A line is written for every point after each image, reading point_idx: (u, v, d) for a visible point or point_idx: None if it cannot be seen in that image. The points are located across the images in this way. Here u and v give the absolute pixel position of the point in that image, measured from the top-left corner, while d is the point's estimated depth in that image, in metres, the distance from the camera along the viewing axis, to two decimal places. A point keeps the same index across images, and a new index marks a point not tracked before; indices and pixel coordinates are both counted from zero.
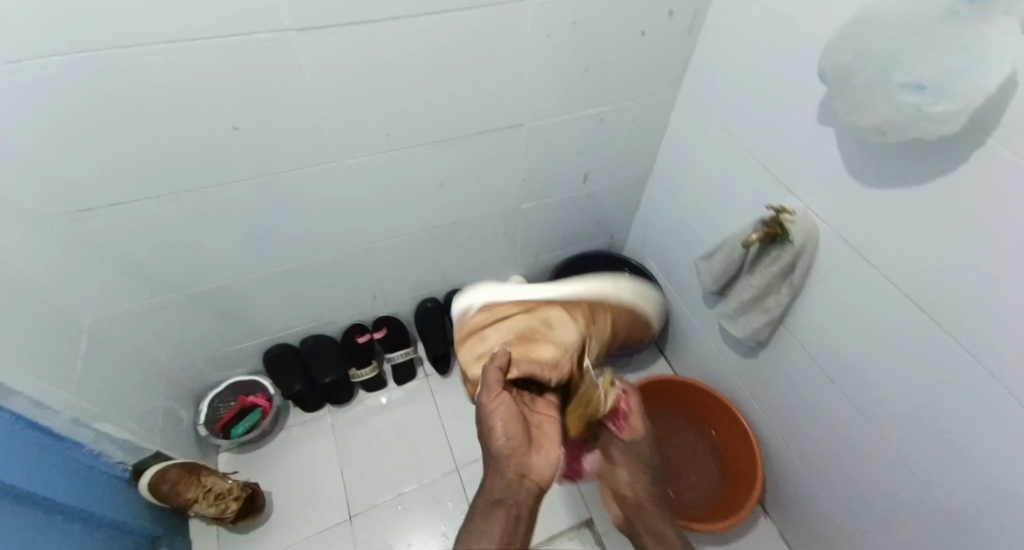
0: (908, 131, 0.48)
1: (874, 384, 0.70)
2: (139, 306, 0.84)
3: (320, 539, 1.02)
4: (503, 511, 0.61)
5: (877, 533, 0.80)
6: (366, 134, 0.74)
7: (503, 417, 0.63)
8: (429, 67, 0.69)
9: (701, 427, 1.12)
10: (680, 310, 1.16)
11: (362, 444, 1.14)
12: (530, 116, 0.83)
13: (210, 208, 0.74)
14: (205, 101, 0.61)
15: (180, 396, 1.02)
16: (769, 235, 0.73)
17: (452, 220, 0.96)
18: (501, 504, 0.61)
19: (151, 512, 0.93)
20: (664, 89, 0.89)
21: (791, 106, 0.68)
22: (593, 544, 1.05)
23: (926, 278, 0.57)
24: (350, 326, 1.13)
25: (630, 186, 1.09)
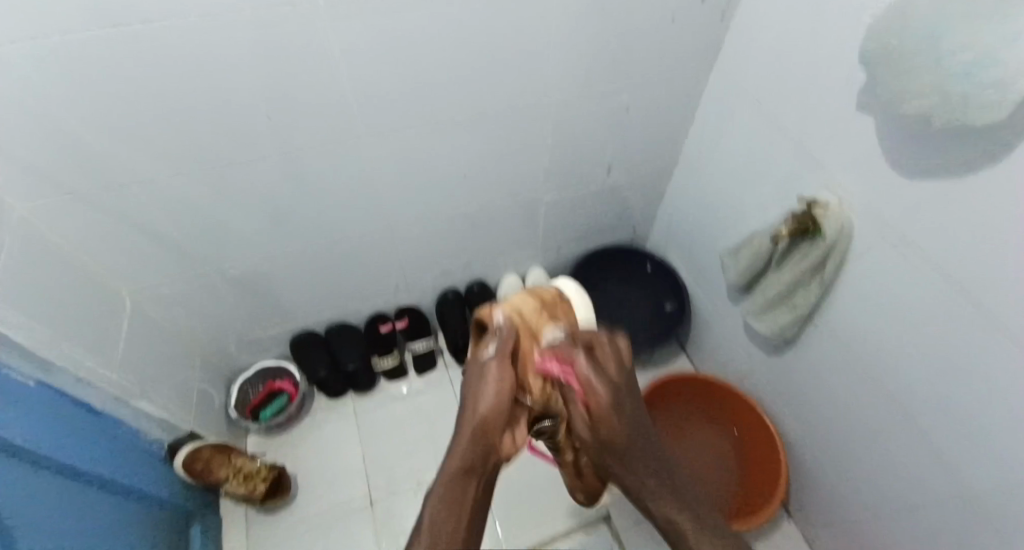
0: (952, 116, 0.47)
1: (903, 379, 0.69)
2: (176, 289, 0.87)
3: (344, 521, 1.05)
4: (468, 491, 0.51)
5: (902, 532, 0.79)
6: (395, 121, 0.75)
7: (505, 389, 0.53)
8: (457, 54, 0.69)
9: (722, 425, 1.11)
10: (703, 304, 1.15)
11: (384, 431, 1.16)
12: (555, 105, 0.83)
13: (244, 192, 0.77)
14: (243, 83, 0.63)
15: (212, 377, 1.06)
16: (800, 227, 0.73)
17: (476, 209, 0.97)
18: (467, 484, 0.51)
19: (185, 487, 0.97)
20: (692, 78, 0.89)
21: (824, 94, 0.67)
22: (611, 536, 1.05)
23: (962, 272, 0.56)
24: (374, 314, 1.16)
25: (655, 177, 1.09)
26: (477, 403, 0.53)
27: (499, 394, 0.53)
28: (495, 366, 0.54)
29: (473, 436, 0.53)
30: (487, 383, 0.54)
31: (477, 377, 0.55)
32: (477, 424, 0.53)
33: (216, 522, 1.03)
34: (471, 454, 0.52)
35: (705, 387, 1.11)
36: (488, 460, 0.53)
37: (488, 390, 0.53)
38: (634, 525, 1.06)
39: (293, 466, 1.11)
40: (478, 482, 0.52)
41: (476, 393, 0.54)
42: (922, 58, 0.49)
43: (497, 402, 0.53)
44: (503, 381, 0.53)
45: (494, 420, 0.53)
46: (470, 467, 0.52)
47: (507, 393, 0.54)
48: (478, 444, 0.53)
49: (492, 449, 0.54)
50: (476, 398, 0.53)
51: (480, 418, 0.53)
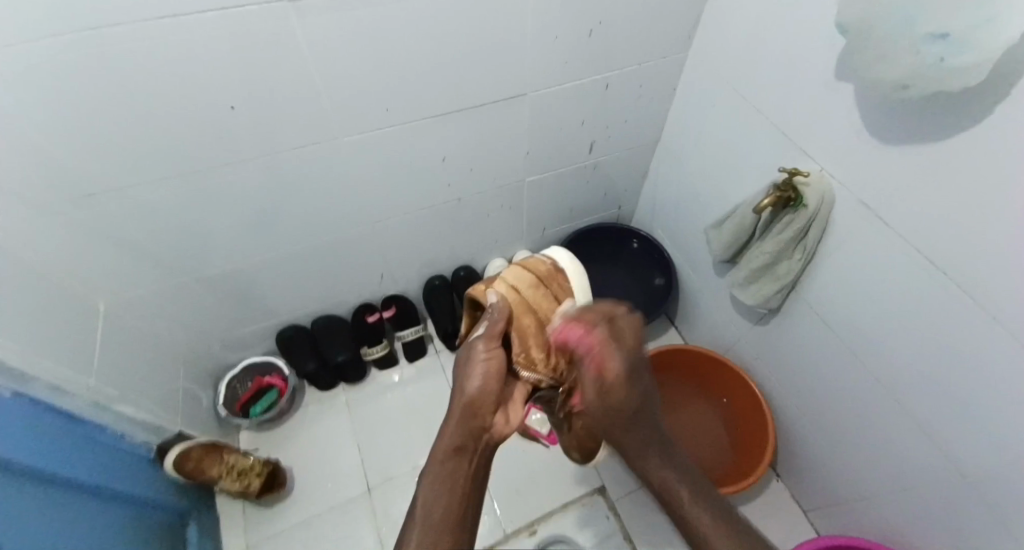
0: (932, 86, 0.47)
1: (888, 346, 0.70)
2: (151, 292, 0.85)
3: (341, 512, 1.05)
4: (461, 469, 0.52)
5: (888, 493, 0.81)
6: (366, 110, 0.72)
7: (491, 365, 0.56)
8: (426, 36, 0.66)
9: (710, 396, 1.13)
10: (689, 279, 1.16)
11: (378, 421, 1.16)
12: (533, 85, 0.81)
13: (217, 189, 0.74)
14: (206, 77, 0.60)
15: (197, 378, 1.04)
16: (782, 198, 0.72)
17: (458, 195, 0.96)
18: (458, 463, 0.52)
19: (178, 490, 0.96)
20: (671, 51, 0.87)
21: (805, 64, 0.66)
22: (606, 510, 1.07)
23: (945, 240, 0.56)
24: (359, 305, 1.14)
25: (637, 154, 1.07)
26: (464, 383, 0.56)
27: (485, 372, 0.56)
28: (479, 346, 0.57)
29: (462, 416, 0.55)
30: (474, 362, 0.57)
31: (465, 358, 0.58)
32: (465, 404, 0.55)
33: (212, 521, 1.02)
34: (462, 433, 0.54)
35: (695, 361, 1.12)
36: (481, 438, 0.55)
37: (474, 369, 0.56)
38: (631, 499, 1.08)
39: (287, 461, 1.10)
40: (471, 460, 0.53)
41: (463, 376, 0.57)
42: (904, 28, 0.48)
43: (483, 380, 0.56)
44: (487, 362, 0.56)
45: (483, 398, 0.55)
46: (461, 447, 0.53)
47: (494, 371, 0.56)
48: (466, 424, 0.54)
49: (483, 429, 0.55)
50: (462, 379, 0.56)
51: (468, 397, 0.55)
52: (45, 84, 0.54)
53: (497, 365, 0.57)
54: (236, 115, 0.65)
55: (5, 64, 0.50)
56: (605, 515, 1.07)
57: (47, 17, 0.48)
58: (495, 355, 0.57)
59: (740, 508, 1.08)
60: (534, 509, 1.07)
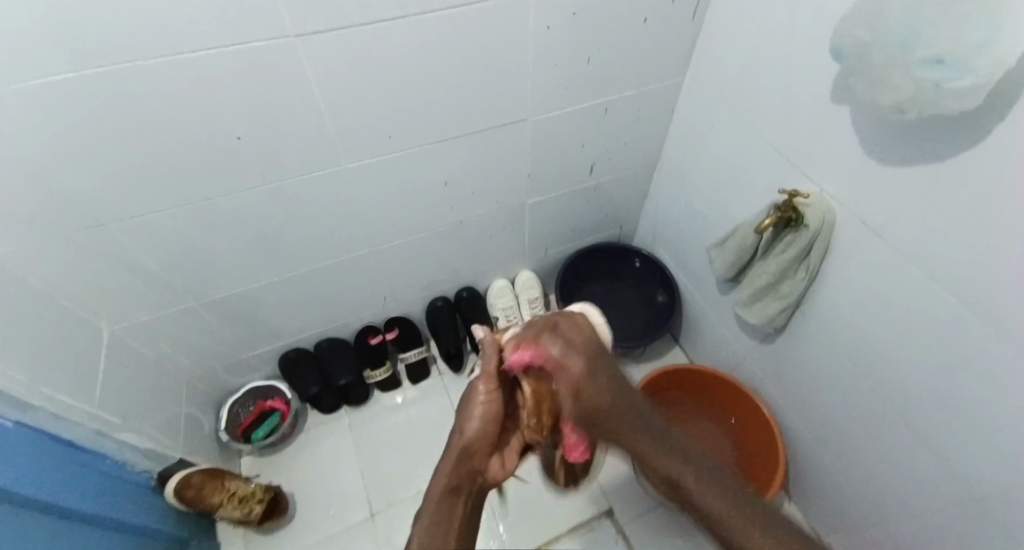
0: (930, 106, 0.47)
1: (894, 367, 0.69)
2: (156, 318, 0.85)
3: (343, 538, 1.03)
4: (456, 508, 0.53)
5: (901, 517, 0.79)
6: (369, 136, 0.73)
7: (490, 406, 0.59)
8: (427, 63, 0.68)
9: (719, 417, 1.11)
10: (693, 298, 1.15)
11: (380, 445, 1.14)
12: (533, 109, 0.82)
13: (223, 213, 0.75)
14: (213, 107, 0.61)
15: (200, 402, 1.03)
16: (783, 219, 0.73)
17: (460, 217, 0.97)
18: (454, 502, 0.54)
19: (179, 517, 0.94)
20: (670, 73, 0.88)
21: (803, 86, 0.67)
22: (613, 535, 1.05)
23: (948, 260, 0.56)
24: (362, 328, 1.14)
25: (638, 174, 1.08)
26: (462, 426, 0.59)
27: (483, 415, 0.59)
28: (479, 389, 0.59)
29: (459, 457, 0.58)
30: (474, 403, 0.59)
31: (466, 400, 0.60)
32: (462, 445, 0.58)
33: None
34: (456, 474, 0.56)
35: (700, 381, 1.11)
36: (473, 478, 0.57)
37: (472, 413, 0.59)
38: (639, 523, 1.06)
39: (290, 485, 1.09)
40: (466, 500, 0.55)
41: (462, 419, 0.59)
42: (901, 51, 0.48)
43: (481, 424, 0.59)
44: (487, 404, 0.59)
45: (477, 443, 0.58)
46: (457, 486, 0.55)
47: (491, 414, 0.59)
48: (462, 465, 0.57)
49: (476, 470, 0.58)
50: (462, 421, 0.59)
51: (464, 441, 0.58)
52: (52, 116, 0.55)
53: (496, 407, 0.59)
54: (242, 143, 0.66)
55: (24, 99, 0.52)
56: (613, 539, 1.04)
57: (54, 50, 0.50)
58: (496, 396, 0.59)
59: None
60: (540, 534, 1.05)
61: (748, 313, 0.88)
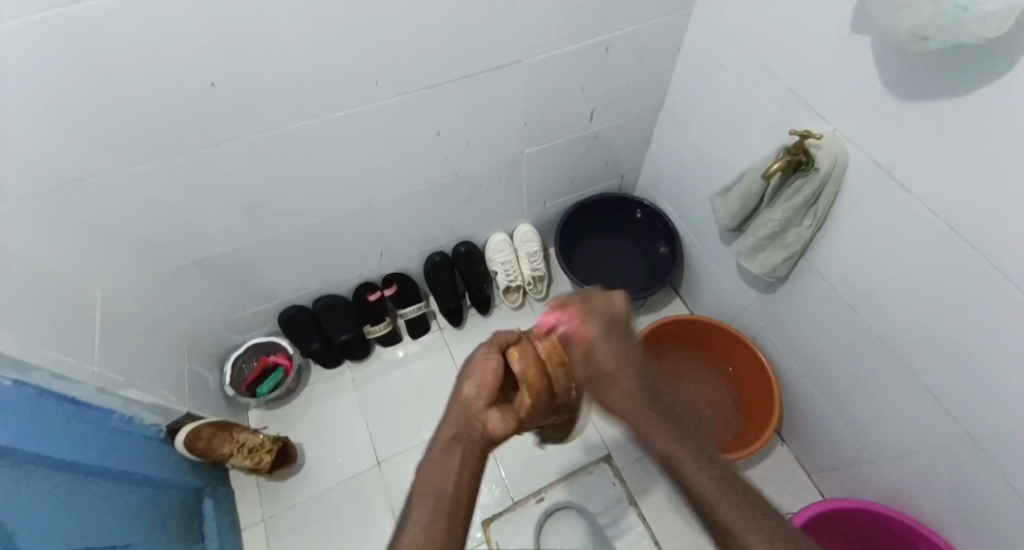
0: (953, 38, 0.44)
1: (898, 315, 0.68)
2: (150, 278, 0.84)
3: (352, 484, 1.07)
4: (452, 460, 0.49)
5: (895, 457, 0.81)
6: (355, 84, 0.70)
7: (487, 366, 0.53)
8: (414, 2, 0.63)
9: (717, 367, 1.12)
10: (696, 249, 1.13)
11: (384, 398, 1.16)
12: (530, 51, 0.77)
13: (209, 171, 0.72)
14: (186, 54, 0.57)
15: (203, 359, 1.04)
16: (793, 162, 0.69)
17: (455, 170, 0.94)
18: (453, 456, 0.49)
19: (192, 468, 0.97)
20: (676, 10, 0.82)
21: (818, 20, 0.62)
22: (612, 478, 1.08)
23: (964, 205, 0.54)
24: (361, 284, 1.13)
25: (640, 120, 1.04)
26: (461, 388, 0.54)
27: (483, 377, 0.53)
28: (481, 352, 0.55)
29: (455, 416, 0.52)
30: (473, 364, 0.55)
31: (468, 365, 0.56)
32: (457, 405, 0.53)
33: (227, 496, 1.05)
34: (454, 431, 0.51)
35: (700, 331, 1.11)
36: (474, 433, 0.51)
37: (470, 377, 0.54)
38: (636, 467, 1.09)
39: (297, 437, 1.12)
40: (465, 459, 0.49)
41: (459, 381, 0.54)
42: None
43: (479, 381, 0.53)
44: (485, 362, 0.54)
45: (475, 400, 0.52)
46: (456, 436, 0.51)
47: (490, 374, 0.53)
48: (461, 421, 0.51)
49: (479, 423, 0.52)
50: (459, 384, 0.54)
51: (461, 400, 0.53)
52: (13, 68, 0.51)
53: (497, 366, 0.54)
54: (219, 92, 0.63)
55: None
56: (612, 482, 1.08)
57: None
58: (494, 359, 0.54)
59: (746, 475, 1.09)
60: (541, 478, 1.09)
61: (750, 263, 0.86)
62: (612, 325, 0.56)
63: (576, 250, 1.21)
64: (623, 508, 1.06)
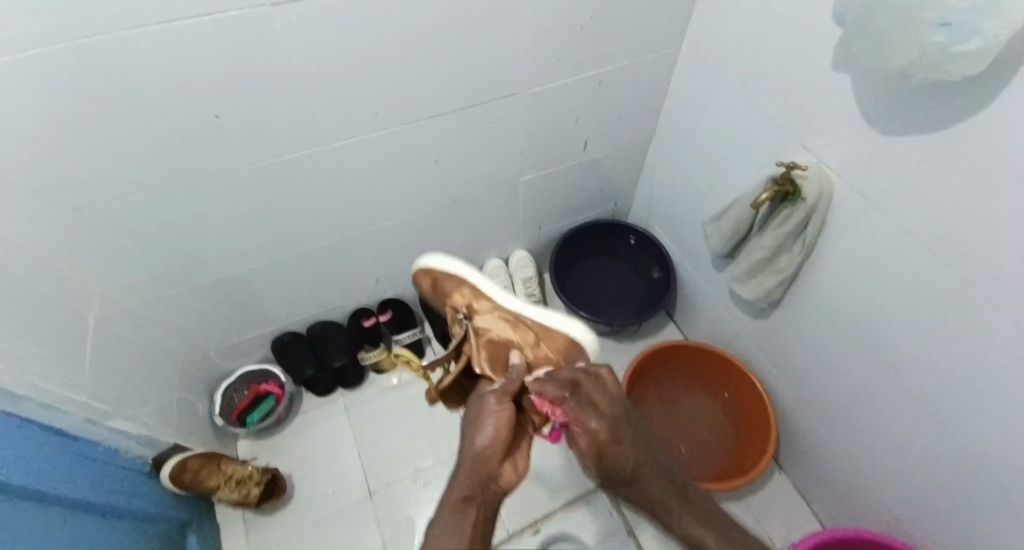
0: (933, 72, 0.46)
1: (891, 338, 0.69)
2: (141, 304, 0.83)
3: (344, 516, 1.04)
4: (468, 518, 0.48)
5: (893, 483, 0.81)
6: (354, 113, 0.71)
7: (501, 417, 0.55)
8: (414, 36, 0.65)
9: (712, 391, 1.12)
10: (688, 274, 1.15)
11: (377, 427, 1.14)
12: (525, 82, 0.80)
13: (207, 198, 0.73)
14: (188, 83, 0.58)
15: (194, 388, 1.03)
16: (780, 193, 0.71)
17: (451, 196, 0.95)
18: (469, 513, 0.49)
19: (178, 501, 0.94)
20: (666, 44, 0.85)
21: (802, 55, 0.65)
22: (610, 508, 1.06)
23: (948, 231, 0.55)
24: (355, 310, 1.13)
25: (632, 148, 1.06)
26: (473, 436, 0.55)
27: (496, 429, 0.54)
28: (491, 400, 0.56)
29: (470, 467, 0.53)
30: (484, 413, 0.55)
31: (475, 411, 0.56)
32: (473, 455, 0.53)
33: (213, 530, 1.01)
34: (469, 483, 0.52)
35: (697, 356, 1.11)
36: (488, 486, 0.52)
37: (483, 425, 0.55)
38: (634, 496, 1.07)
39: (287, 467, 1.09)
40: (481, 512, 0.50)
41: (473, 428, 0.55)
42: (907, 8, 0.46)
43: (494, 432, 0.54)
44: (498, 413, 0.55)
45: (490, 450, 0.53)
46: (471, 496, 0.50)
47: (503, 426, 0.54)
48: (475, 472, 0.52)
49: (491, 477, 0.53)
50: (472, 431, 0.55)
51: (474, 449, 0.53)
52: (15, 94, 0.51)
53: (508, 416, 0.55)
54: (220, 121, 0.64)
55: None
56: (610, 512, 1.06)
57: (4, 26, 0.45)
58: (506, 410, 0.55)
59: (745, 502, 1.07)
60: (538, 509, 1.06)
61: (744, 290, 0.88)
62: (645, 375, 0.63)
63: (570, 275, 1.21)
64: (622, 539, 1.03)
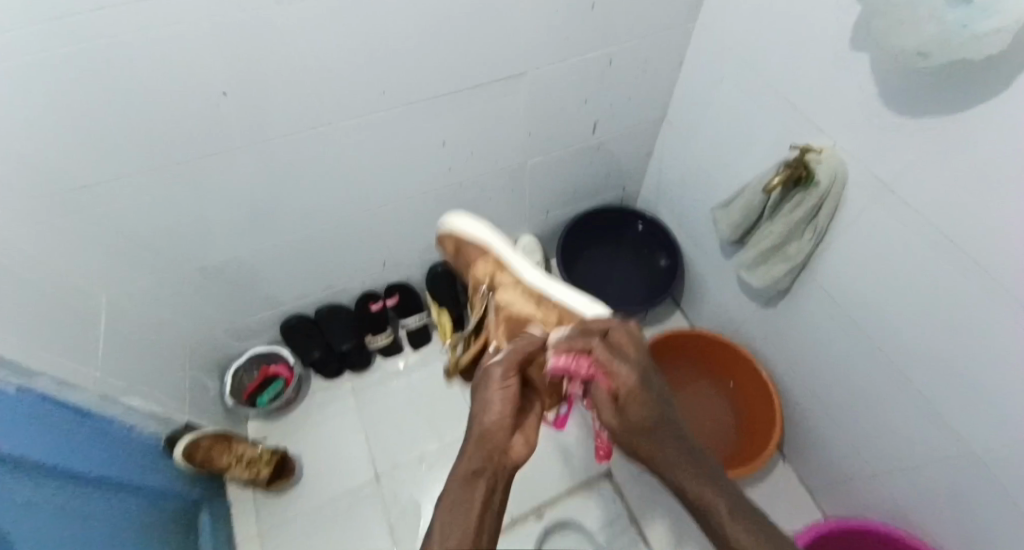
0: (952, 53, 0.45)
1: (899, 327, 0.69)
2: (152, 285, 0.84)
3: (351, 497, 1.06)
4: (476, 495, 0.48)
5: (897, 472, 0.81)
6: (362, 94, 0.71)
7: (509, 391, 0.54)
8: (423, 14, 0.64)
9: (716, 380, 1.12)
10: (695, 261, 1.14)
11: (385, 411, 1.15)
12: (534, 65, 0.79)
13: (215, 179, 0.73)
14: (199, 65, 0.58)
15: (204, 368, 1.04)
16: (793, 177, 0.70)
17: (458, 180, 0.95)
18: (476, 489, 0.49)
19: (189, 478, 0.96)
20: (677, 25, 0.84)
21: (817, 34, 0.64)
22: (613, 493, 1.07)
23: (961, 217, 0.55)
24: (363, 294, 1.13)
25: (641, 133, 1.05)
26: (480, 409, 0.53)
27: (503, 401, 0.53)
28: (496, 372, 0.55)
29: (477, 440, 0.52)
30: (492, 387, 0.54)
31: (483, 384, 0.55)
32: (479, 430, 0.52)
33: (223, 508, 1.03)
34: (477, 458, 0.51)
35: (706, 344, 1.11)
36: (497, 463, 0.52)
37: (491, 398, 0.53)
38: (637, 482, 1.08)
39: (295, 448, 1.11)
40: (488, 488, 0.50)
41: (481, 401, 0.54)
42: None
43: (503, 407, 0.53)
44: (504, 387, 0.54)
45: (497, 424, 0.52)
46: (478, 470, 0.50)
47: (511, 399, 0.53)
48: (482, 448, 0.51)
49: (500, 452, 0.52)
50: (480, 404, 0.53)
51: (481, 424, 0.52)
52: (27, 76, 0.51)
53: (514, 390, 0.54)
54: (229, 101, 0.64)
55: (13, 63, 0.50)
56: (613, 497, 1.07)
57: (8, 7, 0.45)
58: (513, 382, 0.54)
59: (748, 489, 1.08)
60: (541, 493, 1.07)
61: (753, 278, 0.87)
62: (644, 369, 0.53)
63: (577, 261, 1.21)
64: (625, 524, 1.04)
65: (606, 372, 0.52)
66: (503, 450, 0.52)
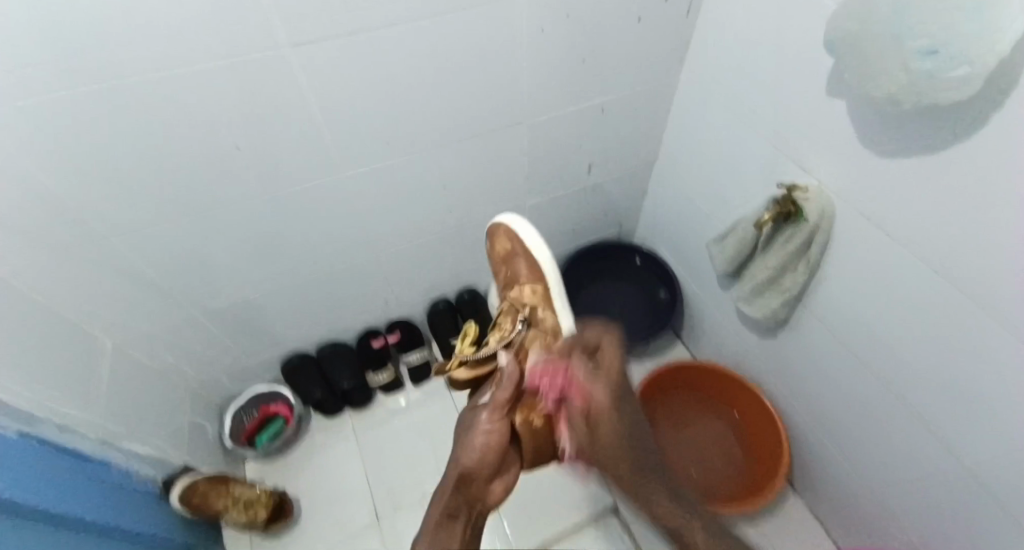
0: (922, 98, 0.47)
1: (896, 360, 0.69)
2: (156, 327, 0.85)
3: (350, 542, 1.03)
4: (451, 534, 0.58)
5: (906, 509, 0.80)
6: (365, 140, 0.73)
7: (491, 436, 0.62)
8: (423, 66, 0.68)
9: (722, 412, 1.12)
10: (693, 294, 1.15)
11: (386, 451, 1.14)
12: (530, 110, 0.82)
13: (221, 224, 0.75)
14: (209, 116, 0.61)
15: (204, 410, 1.04)
16: (782, 213, 0.73)
17: (458, 220, 0.97)
18: (451, 528, 0.59)
19: (186, 523, 0.94)
20: (665, 71, 0.88)
21: (797, 82, 0.67)
22: (619, 533, 1.05)
23: (950, 254, 0.56)
24: (364, 331, 1.14)
25: (636, 171, 1.08)
26: (461, 454, 0.63)
27: (484, 445, 0.62)
28: (483, 417, 0.63)
29: (456, 483, 0.61)
30: (475, 434, 0.63)
31: (466, 433, 0.64)
32: (459, 472, 0.62)
33: None
34: (454, 500, 0.61)
35: (706, 378, 1.11)
36: (470, 506, 0.62)
37: (473, 443, 0.62)
38: (644, 521, 1.06)
39: (295, 490, 1.09)
40: (460, 528, 0.59)
41: (464, 444, 0.63)
42: (895, 37, 0.48)
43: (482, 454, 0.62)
44: (488, 432, 0.62)
45: (475, 470, 0.62)
46: (454, 512, 0.60)
47: (493, 445, 0.62)
48: (459, 493, 0.61)
49: (474, 496, 0.62)
50: (462, 449, 0.63)
51: (462, 467, 0.62)
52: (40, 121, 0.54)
53: (497, 438, 0.62)
54: (237, 150, 0.66)
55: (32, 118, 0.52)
56: (618, 537, 1.05)
57: (30, 56, 0.48)
58: (498, 429, 0.63)
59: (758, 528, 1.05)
60: (544, 535, 1.05)
61: (751, 310, 0.88)
62: (615, 380, 0.65)
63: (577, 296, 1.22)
64: None
65: (583, 377, 0.64)
66: (478, 497, 0.63)
